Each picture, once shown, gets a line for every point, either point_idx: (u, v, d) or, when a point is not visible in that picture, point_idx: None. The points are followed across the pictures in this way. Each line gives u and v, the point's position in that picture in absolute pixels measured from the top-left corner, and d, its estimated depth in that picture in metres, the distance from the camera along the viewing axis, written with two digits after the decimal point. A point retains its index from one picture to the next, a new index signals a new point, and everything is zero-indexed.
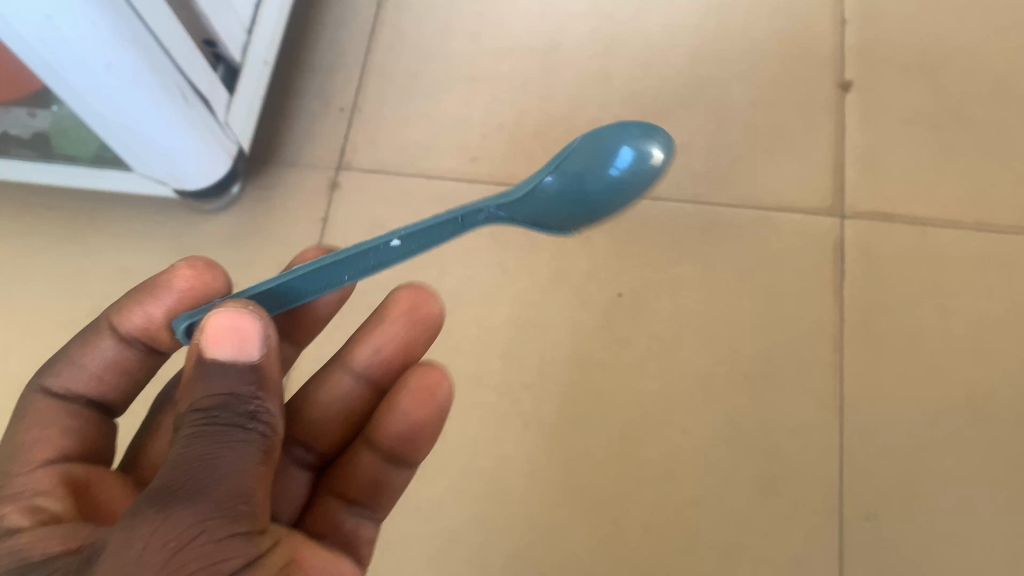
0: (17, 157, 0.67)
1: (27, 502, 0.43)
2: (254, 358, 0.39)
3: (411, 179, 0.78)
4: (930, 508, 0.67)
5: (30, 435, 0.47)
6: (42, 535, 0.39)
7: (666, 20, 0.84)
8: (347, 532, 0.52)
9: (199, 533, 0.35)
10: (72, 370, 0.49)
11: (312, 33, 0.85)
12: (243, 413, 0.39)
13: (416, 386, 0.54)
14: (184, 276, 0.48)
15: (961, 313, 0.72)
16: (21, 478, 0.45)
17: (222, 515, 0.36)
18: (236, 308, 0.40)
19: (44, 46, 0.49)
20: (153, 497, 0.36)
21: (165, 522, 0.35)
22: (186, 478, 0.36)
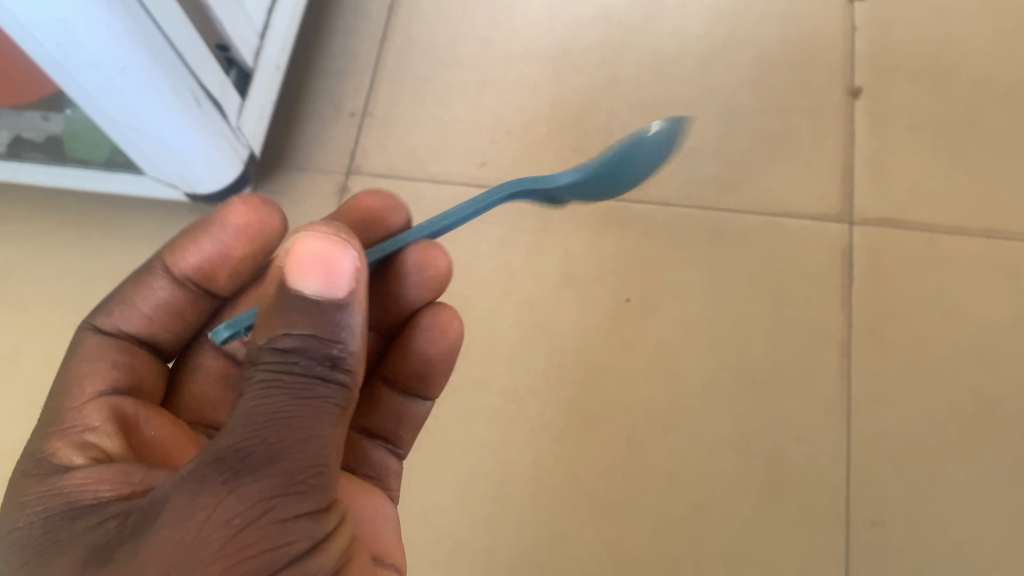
0: (29, 160, 0.69)
1: (77, 436, 0.43)
2: (340, 296, 0.38)
3: (420, 183, 0.79)
4: (937, 516, 0.67)
5: (81, 368, 0.47)
6: (95, 475, 0.40)
7: (676, 26, 0.84)
8: (375, 464, 0.55)
9: (268, 510, 0.35)
10: (126, 310, 0.50)
11: (326, 38, 0.86)
12: (324, 361, 0.38)
13: (431, 324, 0.54)
14: (241, 213, 0.50)
15: (970, 320, 0.72)
16: (74, 410, 0.45)
17: (290, 489, 0.36)
18: (326, 231, 0.39)
19: (58, 49, 0.50)
20: (225, 460, 0.35)
21: (233, 488, 0.35)
22: (261, 443, 0.36)
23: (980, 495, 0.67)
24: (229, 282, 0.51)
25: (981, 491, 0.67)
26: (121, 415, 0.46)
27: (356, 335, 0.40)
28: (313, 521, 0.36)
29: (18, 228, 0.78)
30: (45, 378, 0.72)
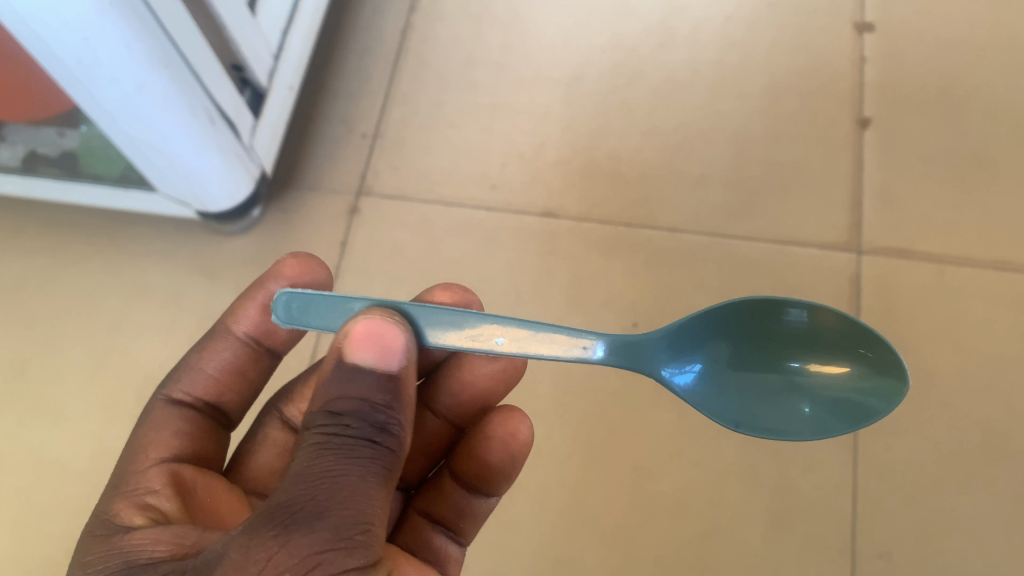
0: (43, 174, 0.70)
1: (139, 499, 0.44)
2: (393, 367, 0.39)
3: (431, 206, 0.79)
4: (944, 549, 0.66)
5: (148, 438, 0.49)
6: (153, 535, 0.40)
7: (687, 53, 0.85)
8: (435, 551, 0.54)
9: (316, 564, 0.34)
10: (191, 375, 0.52)
11: (340, 60, 0.87)
12: (374, 425, 0.38)
13: (500, 431, 0.54)
14: (289, 266, 0.51)
15: (979, 352, 0.71)
16: (138, 474, 0.46)
17: (341, 544, 0.35)
18: (379, 316, 0.40)
19: (79, 67, 0.50)
20: (274, 516, 0.35)
21: (283, 545, 0.34)
22: (309, 500, 0.35)
23: (988, 528, 0.66)
24: (287, 337, 0.54)
25: (989, 524, 0.66)
26: (182, 479, 0.46)
27: (406, 411, 0.40)
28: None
29: (30, 242, 0.78)
30: (52, 392, 0.73)
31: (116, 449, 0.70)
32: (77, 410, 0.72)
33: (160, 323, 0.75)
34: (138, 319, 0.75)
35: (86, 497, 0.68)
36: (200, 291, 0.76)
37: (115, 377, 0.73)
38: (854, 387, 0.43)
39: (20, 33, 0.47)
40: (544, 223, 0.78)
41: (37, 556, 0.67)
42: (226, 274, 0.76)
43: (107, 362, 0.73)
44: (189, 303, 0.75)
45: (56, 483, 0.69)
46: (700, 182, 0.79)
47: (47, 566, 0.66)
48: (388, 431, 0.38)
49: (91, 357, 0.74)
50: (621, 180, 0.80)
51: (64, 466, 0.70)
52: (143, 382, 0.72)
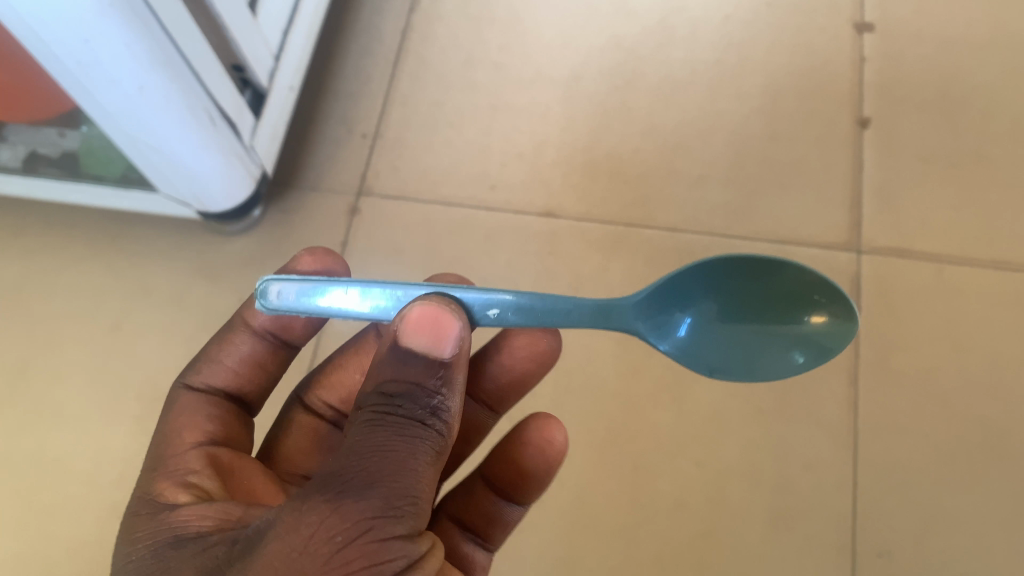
0: (44, 174, 0.70)
1: (181, 477, 0.44)
2: (446, 354, 0.38)
3: (431, 206, 0.79)
4: (944, 547, 0.66)
5: (177, 422, 0.49)
6: (199, 511, 0.40)
7: (687, 54, 0.85)
8: (463, 556, 0.54)
9: (365, 531, 0.34)
10: (212, 367, 0.52)
11: (340, 61, 0.87)
12: (426, 407, 0.38)
13: (536, 436, 0.55)
14: (308, 261, 0.51)
15: (978, 351, 0.72)
16: (174, 457, 0.46)
17: (390, 514, 0.35)
18: (435, 300, 0.39)
19: (80, 68, 0.50)
20: (327, 483, 0.36)
21: (336, 510, 0.35)
22: (360, 471, 0.36)
23: (988, 528, 0.66)
24: (304, 330, 0.54)
25: (989, 523, 0.67)
26: (219, 462, 0.47)
27: (455, 396, 0.39)
28: (409, 543, 0.35)
29: (30, 242, 0.79)
30: (53, 392, 0.73)
31: (117, 450, 0.70)
32: (78, 410, 0.72)
33: (160, 323, 0.75)
34: (138, 320, 0.75)
35: (88, 497, 0.69)
36: (200, 292, 0.76)
37: (115, 378, 0.73)
38: (828, 331, 0.44)
39: (21, 34, 0.48)
40: (544, 223, 0.78)
41: (39, 556, 0.67)
42: (226, 274, 0.77)
43: (107, 361, 0.73)
44: (190, 303, 0.76)
45: (57, 483, 0.69)
46: (699, 182, 0.79)
47: (50, 565, 0.67)
48: (440, 415, 0.38)
49: (91, 357, 0.74)
50: (621, 180, 0.80)
51: (64, 467, 0.70)
52: (144, 383, 0.72)
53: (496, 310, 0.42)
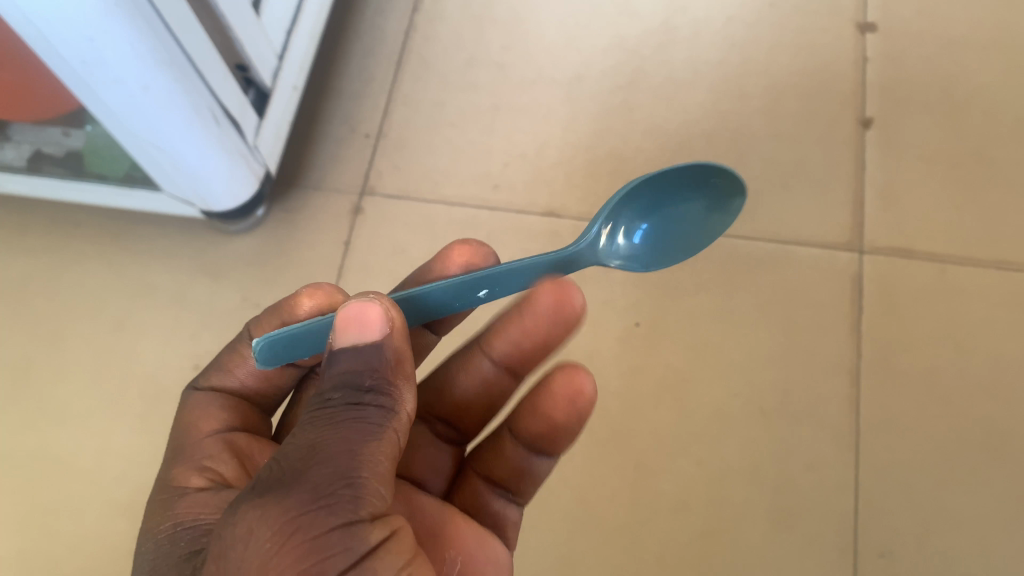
0: (48, 174, 0.70)
1: (197, 464, 0.45)
2: (374, 339, 0.37)
3: (433, 206, 0.80)
4: (946, 547, 0.66)
5: (195, 416, 0.48)
6: (204, 502, 0.41)
7: (689, 54, 0.85)
8: (493, 514, 0.54)
9: (293, 527, 0.33)
10: (222, 376, 0.50)
11: (343, 61, 0.87)
12: (355, 395, 0.37)
13: (563, 388, 0.52)
14: (308, 303, 0.48)
15: (980, 351, 0.72)
16: (193, 444, 0.46)
17: (320, 504, 0.34)
18: (357, 295, 0.38)
19: (85, 68, 0.51)
20: (261, 487, 0.35)
21: (266, 517, 0.34)
22: (291, 469, 0.35)
23: (990, 528, 0.66)
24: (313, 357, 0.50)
25: (990, 523, 0.67)
26: (238, 446, 0.47)
27: (396, 380, 0.38)
28: (347, 533, 0.34)
29: (34, 241, 0.79)
30: (56, 390, 0.73)
31: (120, 448, 0.70)
32: (81, 409, 0.72)
33: (163, 321, 0.75)
34: (141, 318, 0.75)
35: (92, 495, 0.69)
36: (203, 290, 0.76)
37: (118, 376, 0.73)
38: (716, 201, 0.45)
39: (26, 33, 0.48)
40: (546, 223, 0.78)
41: (43, 554, 0.67)
42: (229, 273, 0.77)
43: (110, 360, 0.74)
44: (193, 302, 0.76)
45: (61, 480, 0.70)
46: None
47: (54, 563, 0.67)
48: (374, 398, 0.37)
49: (95, 355, 0.74)
50: (623, 180, 0.80)
51: (67, 464, 0.70)
52: (147, 381, 0.73)
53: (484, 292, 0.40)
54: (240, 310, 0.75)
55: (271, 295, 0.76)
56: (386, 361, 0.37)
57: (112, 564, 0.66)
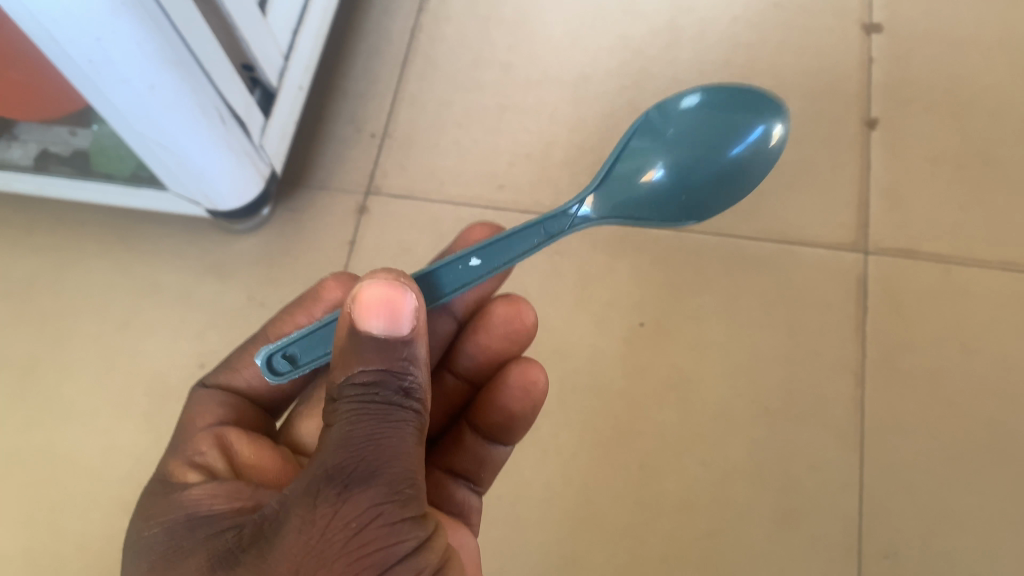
0: (55, 173, 0.70)
1: (188, 459, 0.47)
2: (405, 332, 0.39)
3: (439, 206, 0.80)
4: (951, 547, 0.66)
5: (193, 409, 0.52)
6: (210, 490, 0.43)
7: (695, 54, 0.85)
8: (457, 502, 0.56)
9: (376, 516, 0.36)
10: (231, 373, 0.53)
11: (349, 61, 0.87)
12: (398, 390, 0.39)
13: (517, 382, 0.56)
14: (332, 288, 0.55)
15: (986, 352, 0.72)
16: (189, 440, 0.49)
17: (395, 497, 0.37)
18: (386, 277, 0.39)
19: (91, 67, 0.51)
20: (329, 477, 0.37)
21: (347, 503, 0.36)
22: (356, 462, 0.37)
23: (995, 529, 0.66)
24: None
25: (995, 524, 0.66)
26: (228, 442, 0.49)
27: (422, 369, 0.40)
28: (416, 525, 0.37)
29: (41, 240, 0.79)
30: (63, 389, 0.73)
31: (127, 447, 0.71)
32: (87, 408, 0.72)
33: (170, 321, 0.75)
34: (148, 317, 0.76)
35: (98, 494, 0.69)
36: (209, 289, 0.76)
37: (125, 375, 0.73)
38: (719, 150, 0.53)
39: (33, 32, 0.48)
40: None
41: (50, 553, 0.68)
42: (235, 272, 0.77)
43: (116, 359, 0.74)
44: (199, 302, 0.76)
45: (68, 480, 0.70)
46: None
47: (61, 562, 0.67)
48: (412, 396, 0.40)
49: (101, 354, 0.74)
50: None
51: (75, 463, 0.70)
52: (153, 380, 0.73)
53: (477, 260, 0.46)
54: (246, 309, 0.75)
55: (277, 294, 0.76)
56: (411, 358, 0.39)
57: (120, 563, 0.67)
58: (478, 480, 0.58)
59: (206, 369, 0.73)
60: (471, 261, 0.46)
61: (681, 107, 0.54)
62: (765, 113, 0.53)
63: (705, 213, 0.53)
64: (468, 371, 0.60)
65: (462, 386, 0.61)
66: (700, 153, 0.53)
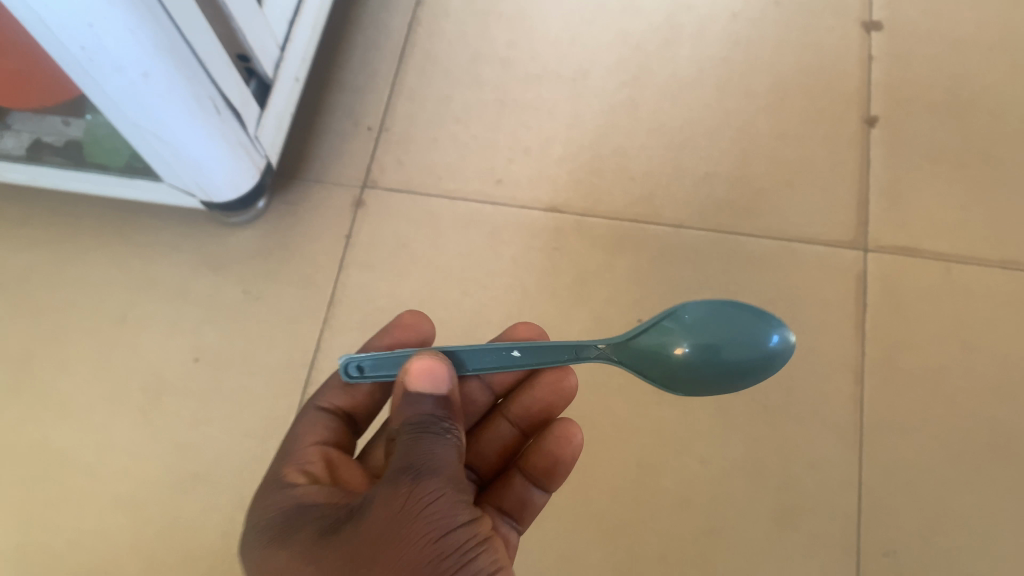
0: (48, 163, 0.69)
1: (299, 466, 0.49)
2: (445, 390, 0.46)
3: (436, 200, 0.79)
4: (951, 547, 0.65)
5: (299, 429, 0.53)
6: (314, 491, 0.46)
7: (695, 51, 0.85)
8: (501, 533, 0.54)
9: (441, 495, 0.41)
10: (337, 389, 0.55)
11: (347, 54, 0.87)
12: (444, 426, 0.44)
13: (557, 430, 0.58)
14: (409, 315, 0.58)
15: (986, 350, 0.71)
16: (297, 451, 0.51)
17: (453, 485, 0.42)
18: (428, 354, 0.47)
19: (83, 54, 0.50)
20: (398, 475, 0.41)
21: (415, 487, 0.41)
22: (419, 461, 0.42)
23: (995, 528, 0.66)
24: None
25: (995, 523, 0.66)
26: (332, 458, 0.51)
27: (458, 424, 0.46)
28: (470, 512, 0.42)
29: (34, 233, 0.78)
30: (54, 382, 0.72)
31: (119, 442, 0.69)
32: (78, 402, 0.71)
33: (165, 314, 0.74)
34: (142, 311, 0.74)
35: (88, 490, 0.68)
36: (205, 284, 0.76)
37: (118, 369, 0.72)
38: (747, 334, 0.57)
39: (24, 17, 0.47)
40: (550, 219, 0.78)
41: (40, 549, 0.66)
42: (231, 266, 0.76)
43: (109, 352, 0.73)
44: (193, 296, 0.75)
45: (59, 474, 0.68)
46: (706, 179, 0.79)
47: (49, 558, 0.66)
48: (454, 431, 0.45)
49: (94, 347, 0.73)
50: (627, 177, 0.80)
51: (67, 458, 0.69)
52: (146, 375, 0.72)
53: (518, 351, 0.54)
54: (242, 303, 0.75)
55: (273, 288, 0.75)
56: (453, 406, 0.46)
57: (112, 559, 0.65)
58: (518, 518, 0.56)
59: (201, 364, 0.72)
60: (513, 351, 0.54)
61: (697, 306, 0.59)
62: (777, 325, 0.57)
63: (744, 379, 0.57)
64: (523, 417, 0.60)
65: (515, 437, 0.61)
66: (727, 341, 0.57)
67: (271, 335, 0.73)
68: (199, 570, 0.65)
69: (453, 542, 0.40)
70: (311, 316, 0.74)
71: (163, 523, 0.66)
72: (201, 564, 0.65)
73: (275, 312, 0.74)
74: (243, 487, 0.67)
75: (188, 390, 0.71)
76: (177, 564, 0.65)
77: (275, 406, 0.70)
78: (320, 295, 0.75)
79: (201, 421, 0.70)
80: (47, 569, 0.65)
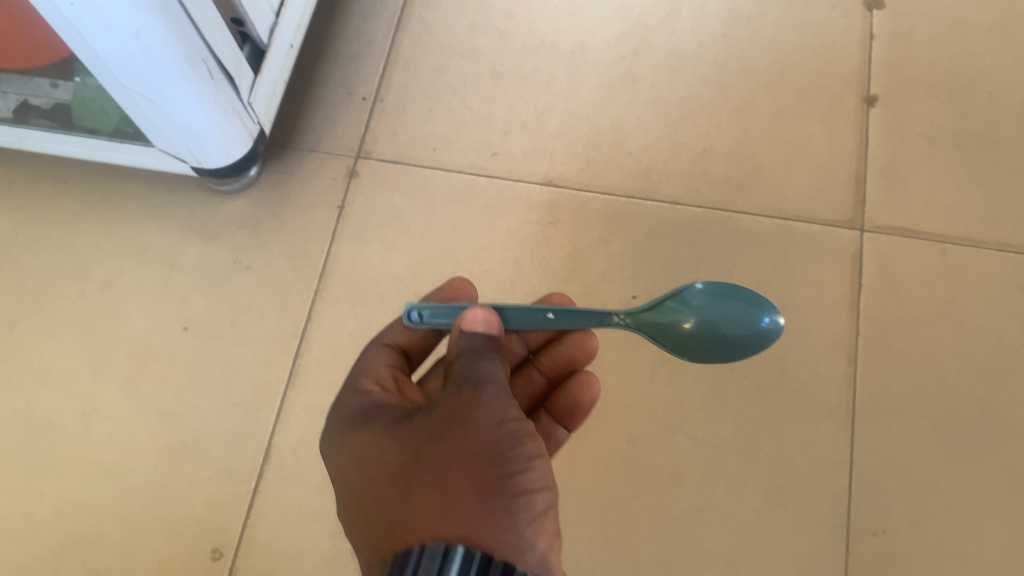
0: (35, 126, 0.68)
1: (372, 379, 0.55)
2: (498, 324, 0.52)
3: (431, 172, 0.78)
4: (940, 528, 0.65)
5: (365, 356, 0.58)
6: (385, 400, 0.51)
7: (695, 26, 0.84)
8: None
9: (495, 393, 0.47)
10: (395, 326, 0.60)
11: (342, 22, 0.85)
12: (494, 349, 0.50)
13: (578, 379, 0.61)
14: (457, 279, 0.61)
15: (980, 333, 0.71)
16: (367, 366, 0.56)
17: (503, 389, 0.47)
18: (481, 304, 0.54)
19: (74, 11, 0.49)
20: (459, 379, 0.47)
21: (475, 389, 0.46)
22: (477, 369, 0.47)
23: (984, 510, 0.66)
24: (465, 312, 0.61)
25: (984, 505, 0.66)
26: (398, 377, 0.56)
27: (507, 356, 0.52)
28: (520, 415, 0.47)
29: (21, 197, 0.77)
30: (39, 348, 0.71)
31: (106, 410, 0.68)
32: (64, 369, 0.70)
33: (153, 283, 0.73)
34: (130, 279, 0.73)
35: (73, 458, 0.67)
36: (194, 252, 0.75)
37: (105, 336, 0.71)
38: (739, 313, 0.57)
39: None
40: (546, 193, 0.77)
41: (23, 516, 0.65)
42: (221, 234, 0.75)
43: (96, 319, 0.72)
44: (183, 264, 0.74)
45: (44, 441, 0.67)
46: (703, 156, 0.78)
47: (33, 525, 0.65)
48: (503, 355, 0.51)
49: (81, 314, 0.72)
50: (624, 152, 0.79)
51: (51, 424, 0.68)
52: (134, 343, 0.71)
53: (553, 315, 0.55)
54: (232, 273, 0.74)
55: (264, 258, 0.74)
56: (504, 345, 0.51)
57: (97, 527, 0.65)
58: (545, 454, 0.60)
59: (190, 333, 0.71)
60: (548, 315, 0.55)
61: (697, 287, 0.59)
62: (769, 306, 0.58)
63: (738, 355, 0.58)
64: (554, 367, 0.63)
65: (544, 385, 0.64)
66: (722, 316, 0.57)
67: (261, 306, 0.72)
68: (185, 540, 0.64)
69: (502, 431, 0.45)
70: (302, 286, 0.73)
71: (149, 492, 0.66)
72: (187, 534, 0.64)
73: (265, 282, 0.73)
74: (231, 457, 0.67)
75: (176, 360, 0.70)
76: (163, 534, 0.65)
77: (265, 377, 0.70)
78: (312, 266, 0.74)
79: (189, 391, 0.69)
80: (31, 537, 0.64)
